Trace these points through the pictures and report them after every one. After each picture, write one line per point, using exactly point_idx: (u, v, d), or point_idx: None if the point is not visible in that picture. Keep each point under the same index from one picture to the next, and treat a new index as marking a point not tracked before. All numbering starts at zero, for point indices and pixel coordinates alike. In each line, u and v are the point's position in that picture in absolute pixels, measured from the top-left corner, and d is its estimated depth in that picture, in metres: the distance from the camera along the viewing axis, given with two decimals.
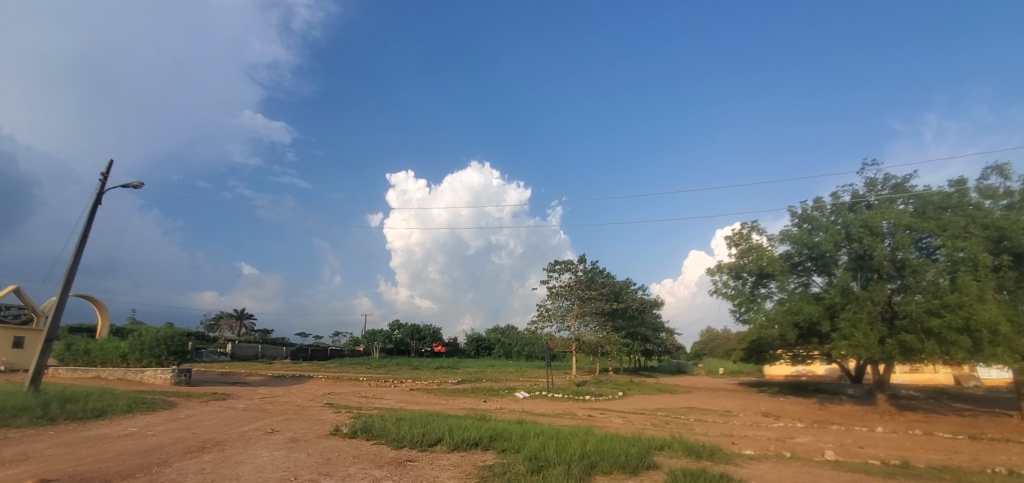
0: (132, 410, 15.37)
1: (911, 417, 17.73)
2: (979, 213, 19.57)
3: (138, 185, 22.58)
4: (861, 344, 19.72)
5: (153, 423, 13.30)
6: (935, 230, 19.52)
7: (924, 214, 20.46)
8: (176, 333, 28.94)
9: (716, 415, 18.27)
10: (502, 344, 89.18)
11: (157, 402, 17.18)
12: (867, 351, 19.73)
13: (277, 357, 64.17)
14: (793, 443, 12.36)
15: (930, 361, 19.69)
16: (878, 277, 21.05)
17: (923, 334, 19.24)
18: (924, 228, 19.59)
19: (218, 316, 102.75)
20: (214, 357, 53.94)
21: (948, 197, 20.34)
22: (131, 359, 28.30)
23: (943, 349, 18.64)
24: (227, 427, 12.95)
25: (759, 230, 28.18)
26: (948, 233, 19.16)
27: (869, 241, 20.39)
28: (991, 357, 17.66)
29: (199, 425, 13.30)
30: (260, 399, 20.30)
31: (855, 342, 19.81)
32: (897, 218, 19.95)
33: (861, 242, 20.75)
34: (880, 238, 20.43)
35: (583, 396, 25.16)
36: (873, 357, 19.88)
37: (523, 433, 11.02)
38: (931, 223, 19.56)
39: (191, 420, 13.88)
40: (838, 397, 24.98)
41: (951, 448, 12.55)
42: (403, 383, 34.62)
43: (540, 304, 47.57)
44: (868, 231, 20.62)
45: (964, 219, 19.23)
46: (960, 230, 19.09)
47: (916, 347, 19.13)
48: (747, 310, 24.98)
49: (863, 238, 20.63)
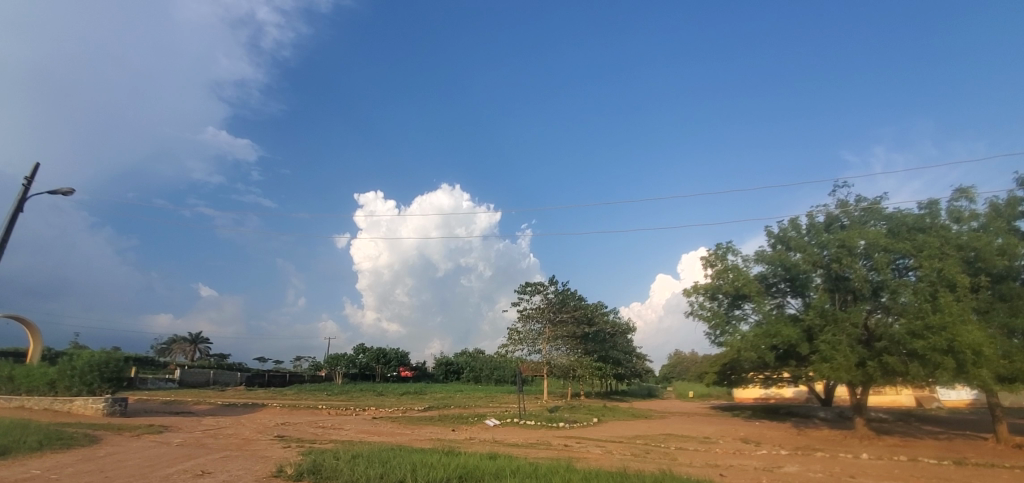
0: (44, 446, 13.53)
1: (890, 442, 17.62)
2: (951, 234, 19.96)
3: (68, 190, 20.58)
4: (842, 367, 19.56)
5: (63, 464, 11.58)
6: (911, 250, 19.81)
7: (898, 235, 20.80)
8: (112, 356, 26.14)
9: (696, 442, 17.70)
10: (472, 368, 87.45)
11: (78, 437, 15.26)
12: (848, 373, 19.58)
13: (231, 383, 60.53)
14: (780, 473, 11.77)
15: (912, 384, 19.67)
16: (855, 298, 21.17)
17: (906, 356, 19.26)
18: (900, 248, 19.85)
19: (172, 339, 96.95)
20: (160, 384, 50.47)
21: (920, 218, 20.74)
22: (60, 387, 25.59)
23: (926, 371, 18.64)
24: (151, 469, 11.40)
25: (734, 251, 28.28)
26: (923, 254, 19.44)
27: (848, 261, 20.47)
28: (974, 379, 17.74)
29: (118, 466, 11.67)
30: (201, 432, 18.49)
31: (836, 365, 19.62)
32: (873, 238, 20.20)
33: (839, 262, 20.83)
34: (858, 257, 20.59)
35: (557, 424, 24.21)
36: (855, 380, 19.76)
37: (497, 471, 9.98)
38: (906, 244, 19.85)
39: (110, 460, 12.25)
40: (813, 421, 24.82)
41: (940, 474, 12.21)
42: (366, 411, 32.78)
43: (510, 326, 46.60)
44: (847, 251, 20.73)
45: (939, 240, 19.55)
46: (935, 251, 19.39)
47: (899, 370, 19.16)
48: (724, 332, 24.71)
49: (842, 258, 20.68)
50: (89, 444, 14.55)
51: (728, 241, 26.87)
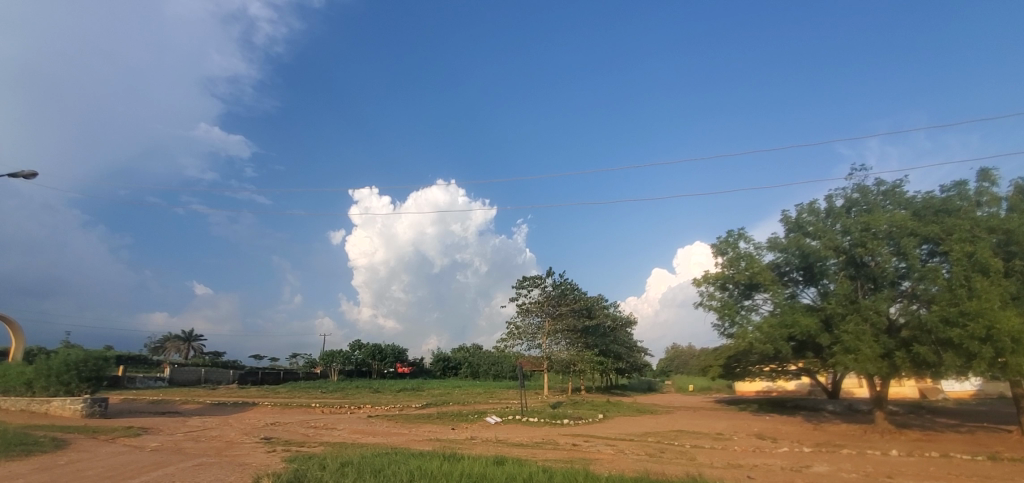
0: (1, 453, 12.52)
1: (912, 436, 16.97)
2: (980, 217, 19.25)
3: (31, 174, 19.34)
4: (867, 358, 18.92)
5: (15, 476, 10.59)
6: (940, 234, 19.16)
7: (923, 217, 20.19)
8: (91, 355, 25.29)
9: (710, 440, 16.95)
10: (470, 364, 86.80)
11: (43, 441, 14.23)
12: (873, 365, 18.97)
13: (224, 381, 59.43)
14: (809, 474, 10.95)
15: (941, 376, 19.03)
16: (878, 285, 20.52)
17: (938, 346, 18.62)
18: (927, 232, 19.25)
19: (167, 338, 95.64)
20: (149, 383, 49.39)
21: (948, 201, 20.04)
22: (37, 387, 24.59)
23: (962, 361, 17.98)
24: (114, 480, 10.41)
25: (745, 239, 27.57)
26: (953, 237, 18.74)
27: (874, 245, 19.80)
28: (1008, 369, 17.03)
29: (77, 478, 10.69)
30: (182, 434, 17.51)
31: (861, 356, 18.97)
32: (899, 221, 19.64)
33: (863, 247, 20.23)
34: (883, 241, 19.98)
35: (560, 420, 23.41)
36: (881, 371, 19.16)
37: (506, 480, 9.15)
38: (933, 227, 19.24)
39: (73, 470, 11.30)
40: (823, 414, 24.22)
41: (979, 472, 11.45)
42: (362, 409, 31.81)
43: (510, 321, 45.80)
44: (871, 236, 20.14)
45: (969, 222, 18.85)
46: (966, 233, 18.66)
47: (930, 360, 18.58)
48: (734, 323, 23.97)
49: (867, 242, 20.04)
50: (54, 451, 13.53)
51: (740, 228, 26.24)
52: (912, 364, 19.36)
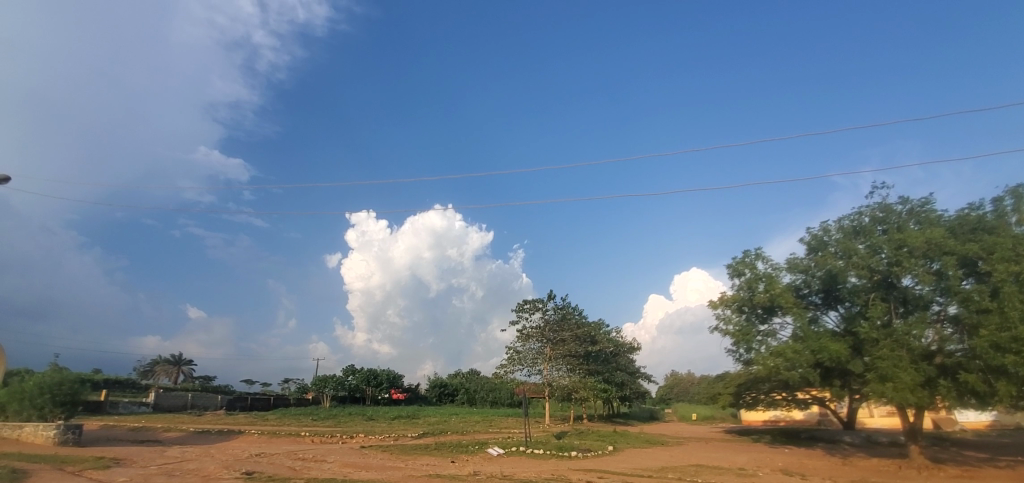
0: None
1: (951, 472, 15.93)
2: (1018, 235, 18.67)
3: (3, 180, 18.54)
4: (906, 387, 17.98)
5: None
6: (980, 253, 18.53)
7: (959, 235, 19.62)
8: (66, 377, 23.97)
9: (732, 476, 15.88)
10: (466, 390, 84.95)
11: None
12: (913, 394, 18.07)
13: (211, 407, 57.47)
14: None
15: (988, 403, 18.34)
16: (912, 307, 19.83)
17: (987, 374, 17.94)
18: (966, 251, 18.62)
19: (155, 361, 93.18)
20: (132, 408, 47.60)
21: (980, 220, 19.51)
22: (8, 411, 23.24)
23: (1014, 389, 17.35)
24: None
25: (762, 259, 26.92)
26: (996, 256, 18.10)
27: (910, 265, 19.14)
28: None
29: None
30: (156, 467, 16.23)
31: (900, 385, 18.03)
32: (934, 239, 19.02)
33: (899, 266, 19.56)
34: (919, 260, 19.30)
35: (568, 453, 22.13)
36: (921, 401, 18.24)
37: None
38: (972, 246, 18.61)
39: None
40: (842, 447, 23.14)
41: None
42: (355, 439, 30.24)
43: (509, 346, 44.43)
44: (906, 254, 19.50)
45: (1011, 241, 18.25)
46: (1009, 252, 18.01)
47: (980, 388, 17.83)
48: (751, 349, 23.07)
49: (902, 261, 19.37)
50: None
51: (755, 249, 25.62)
52: (953, 392, 18.54)
